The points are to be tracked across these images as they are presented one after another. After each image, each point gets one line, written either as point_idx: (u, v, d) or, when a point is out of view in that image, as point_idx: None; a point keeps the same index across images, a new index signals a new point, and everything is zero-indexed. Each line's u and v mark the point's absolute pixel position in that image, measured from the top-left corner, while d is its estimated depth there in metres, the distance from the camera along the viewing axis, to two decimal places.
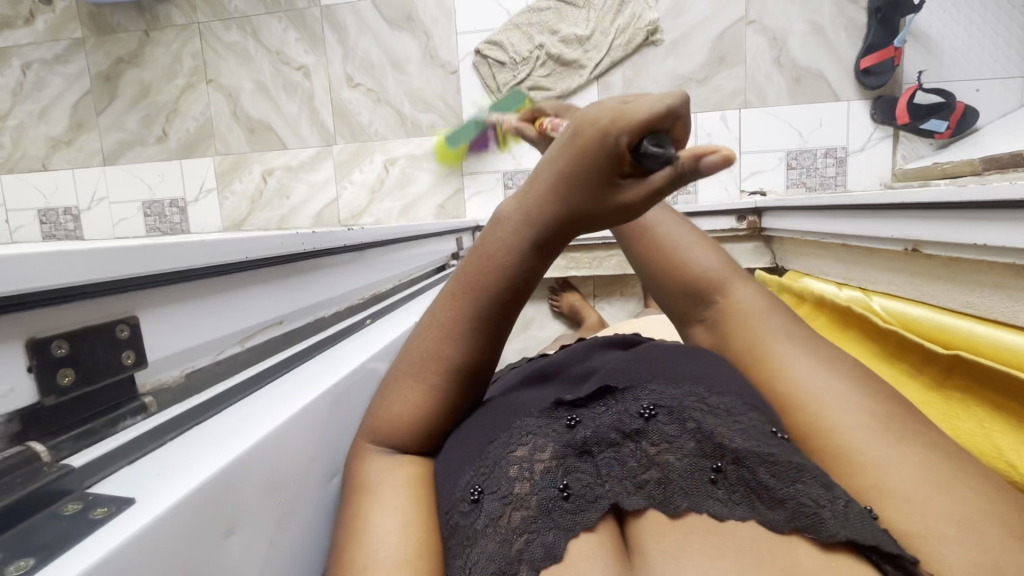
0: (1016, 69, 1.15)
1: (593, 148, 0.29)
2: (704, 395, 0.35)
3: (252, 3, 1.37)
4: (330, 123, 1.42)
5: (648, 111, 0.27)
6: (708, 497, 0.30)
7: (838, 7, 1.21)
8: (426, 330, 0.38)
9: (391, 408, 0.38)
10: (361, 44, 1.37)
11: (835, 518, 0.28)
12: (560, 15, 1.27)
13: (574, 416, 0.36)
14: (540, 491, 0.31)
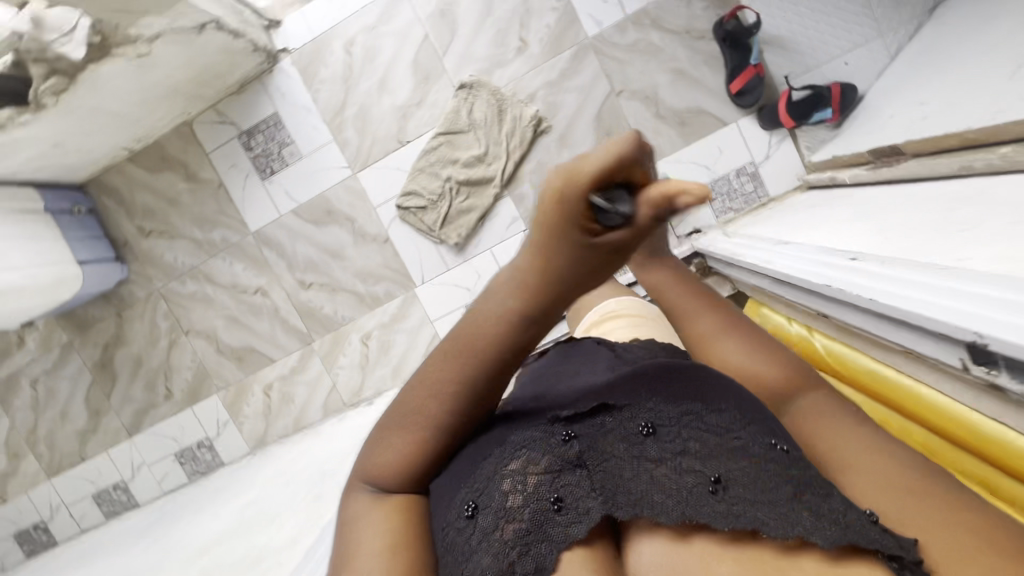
0: (870, 32, 1.27)
1: (566, 200, 0.39)
2: (701, 412, 0.48)
3: (195, 255, 1.55)
4: (302, 325, 1.55)
5: (604, 161, 0.37)
6: (706, 504, 0.43)
7: (688, 49, 1.32)
8: (420, 387, 0.49)
9: (381, 456, 0.50)
10: (300, 249, 1.52)
11: (812, 515, 0.41)
12: (453, 143, 1.40)
13: (569, 432, 0.49)
14: (533, 503, 0.45)
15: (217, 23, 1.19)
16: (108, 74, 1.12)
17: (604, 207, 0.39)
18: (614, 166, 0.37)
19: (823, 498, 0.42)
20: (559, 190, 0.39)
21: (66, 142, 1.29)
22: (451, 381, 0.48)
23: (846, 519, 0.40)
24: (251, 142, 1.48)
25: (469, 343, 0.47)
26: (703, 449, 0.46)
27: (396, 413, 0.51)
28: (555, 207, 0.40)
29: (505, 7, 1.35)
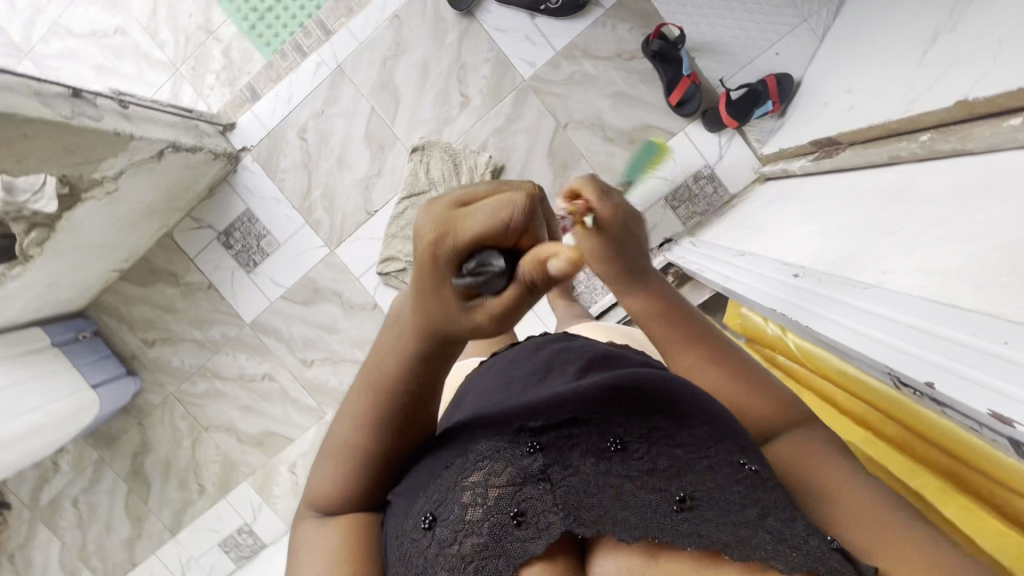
0: (793, 21, 1.31)
1: (437, 258, 0.38)
2: (669, 430, 0.49)
3: (200, 354, 1.62)
4: (312, 401, 1.60)
5: (481, 225, 0.36)
6: (670, 523, 0.44)
7: (622, 72, 1.37)
8: (349, 416, 0.53)
9: (321, 480, 0.56)
10: (296, 330, 1.57)
11: (771, 538, 0.42)
12: (419, 204, 1.44)
13: (535, 443, 0.49)
14: (493, 515, 0.46)
15: (173, 146, 1.24)
16: (83, 215, 1.21)
17: (477, 270, 0.37)
18: (500, 223, 0.36)
19: (785, 519, 0.43)
20: (438, 236, 0.37)
21: (60, 281, 1.37)
22: (372, 410, 0.51)
23: (807, 543, 0.42)
24: (230, 241, 1.54)
25: (382, 373, 0.49)
26: (670, 466, 0.47)
27: (343, 426, 0.53)
28: (431, 256, 0.38)
29: (440, 67, 1.41)
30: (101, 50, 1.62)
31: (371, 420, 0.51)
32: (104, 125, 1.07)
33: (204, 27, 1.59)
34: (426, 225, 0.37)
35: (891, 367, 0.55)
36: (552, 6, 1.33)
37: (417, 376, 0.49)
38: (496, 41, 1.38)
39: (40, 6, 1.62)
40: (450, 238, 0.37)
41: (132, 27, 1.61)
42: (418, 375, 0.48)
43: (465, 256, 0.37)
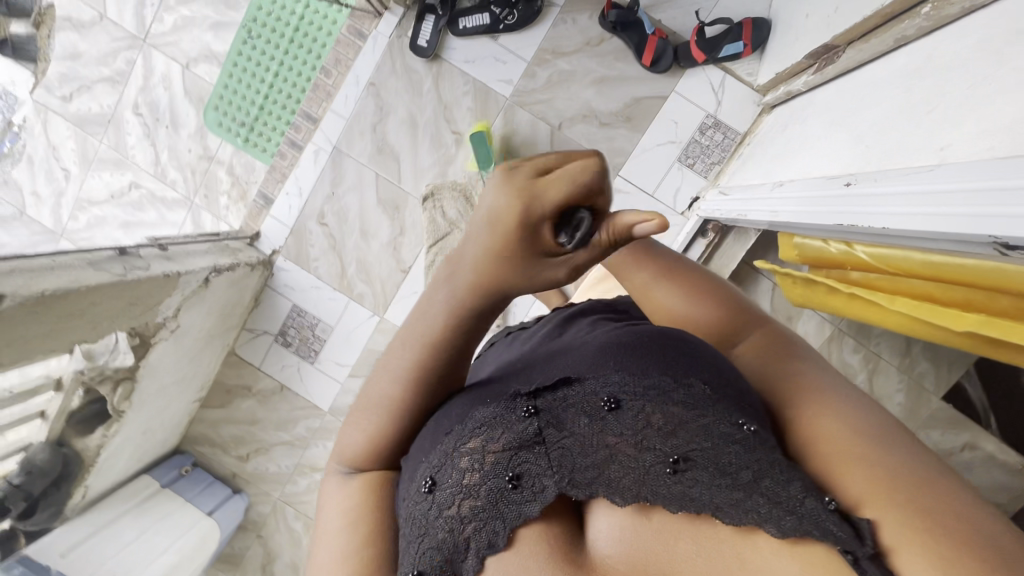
0: None
1: (523, 221, 0.44)
2: (667, 387, 0.49)
3: (293, 453, 1.67)
4: None
5: (566, 195, 0.42)
6: (658, 483, 0.46)
7: (597, 58, 1.38)
8: (383, 375, 0.57)
9: (346, 442, 0.60)
10: None
11: (766, 501, 0.43)
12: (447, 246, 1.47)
13: (531, 407, 0.51)
14: (490, 478, 0.50)
15: (214, 270, 1.31)
16: (156, 359, 1.28)
17: (564, 224, 0.44)
18: (583, 189, 0.42)
19: (781, 479, 0.44)
20: (524, 204, 0.43)
21: (153, 426, 1.46)
22: (410, 365, 0.55)
23: (802, 506, 0.42)
24: (287, 339, 1.60)
25: (434, 328, 0.53)
26: (666, 423, 0.48)
27: (366, 394, 0.59)
28: (521, 219, 0.44)
29: (426, 114, 1.45)
30: (123, 208, 1.74)
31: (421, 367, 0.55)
32: (153, 271, 1.13)
33: (205, 155, 1.69)
34: (516, 196, 0.43)
35: (993, 236, 0.51)
36: (510, 21, 1.36)
37: (462, 334, 0.54)
38: (469, 72, 1.42)
39: (60, 188, 1.76)
40: (538, 202, 0.43)
41: (142, 178, 1.72)
42: (460, 333, 0.54)
43: (549, 217, 0.44)
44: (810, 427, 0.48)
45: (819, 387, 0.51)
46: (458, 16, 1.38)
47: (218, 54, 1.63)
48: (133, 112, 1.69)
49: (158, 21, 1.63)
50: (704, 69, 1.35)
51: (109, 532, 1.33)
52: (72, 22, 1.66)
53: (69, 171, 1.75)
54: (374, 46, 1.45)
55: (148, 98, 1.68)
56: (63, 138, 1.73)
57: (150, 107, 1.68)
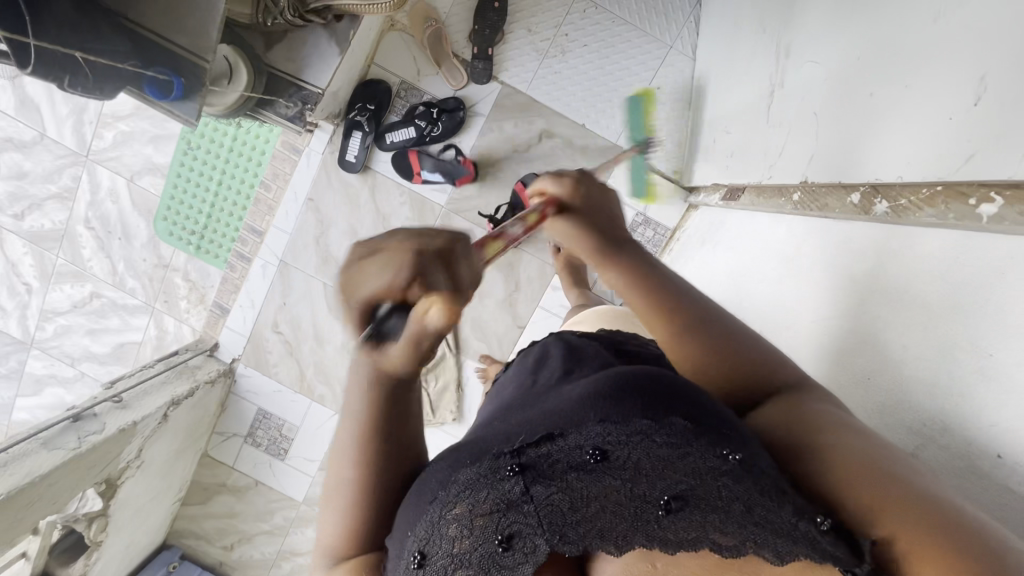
0: (659, 57, 1.34)
1: (348, 308, 0.42)
2: (648, 431, 0.42)
3: (275, 541, 1.74)
4: None
5: (374, 287, 0.40)
6: (656, 529, 0.40)
7: (527, 162, 1.41)
8: (339, 463, 0.47)
9: (326, 534, 0.47)
10: None
11: (760, 529, 0.38)
12: None
13: (514, 463, 0.42)
14: (479, 545, 0.41)
15: (172, 404, 1.38)
16: (125, 492, 1.35)
17: (377, 321, 0.43)
18: (390, 274, 0.40)
19: (773, 506, 0.38)
20: (347, 292, 0.42)
21: (135, 538, 1.53)
22: (359, 419, 0.46)
23: (795, 530, 0.38)
24: (256, 439, 1.68)
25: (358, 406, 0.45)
26: (655, 466, 0.41)
27: (335, 473, 0.47)
28: (344, 310, 0.42)
29: (365, 226, 1.50)
30: (87, 317, 1.77)
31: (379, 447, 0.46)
32: (107, 430, 1.18)
33: (160, 263, 1.71)
34: (341, 277, 0.42)
35: None
36: (436, 133, 1.39)
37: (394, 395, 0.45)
38: (403, 183, 1.46)
39: (23, 301, 1.78)
40: (356, 288, 0.41)
41: (102, 288, 1.75)
42: (391, 395, 0.45)
43: (368, 306, 0.41)
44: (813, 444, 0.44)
45: (829, 416, 0.46)
46: (384, 132, 1.41)
47: (161, 165, 1.65)
48: (86, 227, 1.72)
49: (98, 138, 1.65)
50: (631, 165, 1.38)
51: None
52: (14, 142, 1.66)
53: (31, 285, 1.77)
54: (309, 163, 1.48)
55: (98, 212, 1.71)
56: (20, 254, 1.75)
57: (101, 220, 1.71)
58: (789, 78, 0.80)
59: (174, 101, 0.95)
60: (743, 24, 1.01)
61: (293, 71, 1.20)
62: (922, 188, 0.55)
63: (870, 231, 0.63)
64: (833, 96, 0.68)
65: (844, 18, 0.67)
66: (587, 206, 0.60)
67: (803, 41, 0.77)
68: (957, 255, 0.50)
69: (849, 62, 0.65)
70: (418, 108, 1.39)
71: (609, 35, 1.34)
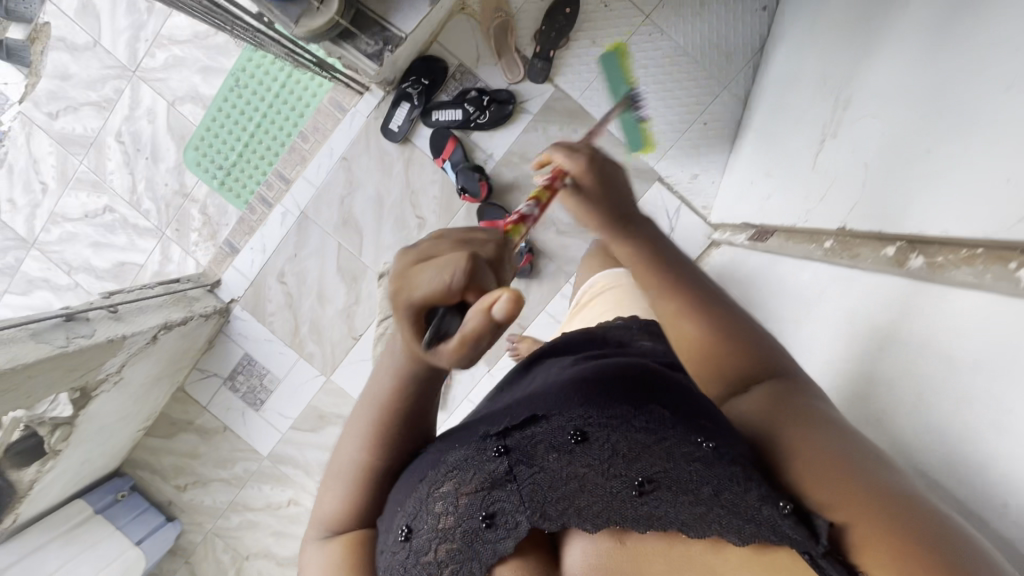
0: (713, 93, 1.37)
1: (397, 307, 0.41)
2: (627, 417, 0.48)
3: (229, 490, 1.71)
4: None
5: (429, 281, 0.39)
6: (632, 508, 0.45)
7: None
8: (349, 436, 0.57)
9: (324, 502, 0.57)
10: (310, 455, 1.66)
11: (725, 512, 0.41)
12: None
13: (500, 445, 0.49)
14: (466, 520, 0.48)
15: (164, 327, 1.35)
16: (97, 406, 1.31)
17: (433, 323, 0.42)
18: (449, 276, 0.39)
19: (740, 491, 0.42)
20: (397, 291, 0.40)
21: (92, 456, 1.49)
22: (375, 413, 0.55)
23: (759, 513, 0.40)
24: (235, 385, 1.65)
25: (382, 390, 0.54)
26: (631, 450, 0.46)
27: (336, 457, 0.58)
28: (395, 311, 0.41)
29: (392, 196, 1.51)
30: (95, 229, 1.76)
31: (390, 407, 0.54)
32: (97, 337, 1.16)
33: (181, 192, 1.71)
34: (392, 275, 0.41)
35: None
36: (481, 121, 1.41)
37: (414, 393, 0.53)
38: (434, 162, 1.47)
39: (36, 200, 1.76)
40: (412, 290, 0.40)
41: (118, 203, 1.74)
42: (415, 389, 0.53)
43: (424, 311, 0.41)
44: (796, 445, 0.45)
45: (818, 416, 0.47)
46: (431, 109, 1.43)
47: (204, 96, 1.66)
48: (115, 140, 1.72)
49: (150, 57, 1.66)
50: (663, 191, 1.42)
51: (35, 560, 1.33)
52: (66, 44, 1.67)
53: (48, 186, 1.76)
54: (351, 124, 1.50)
55: (131, 129, 1.71)
56: (44, 153, 1.74)
57: (132, 137, 1.72)
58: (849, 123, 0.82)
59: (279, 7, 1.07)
60: (802, 76, 1.04)
61: (382, 11, 1.19)
62: (962, 247, 0.56)
63: (896, 277, 0.64)
64: (895, 138, 0.69)
65: (916, 73, 0.68)
66: (601, 191, 0.63)
67: (868, 94, 0.78)
68: (990, 308, 0.50)
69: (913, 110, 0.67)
70: (470, 93, 1.41)
71: (670, 61, 1.36)
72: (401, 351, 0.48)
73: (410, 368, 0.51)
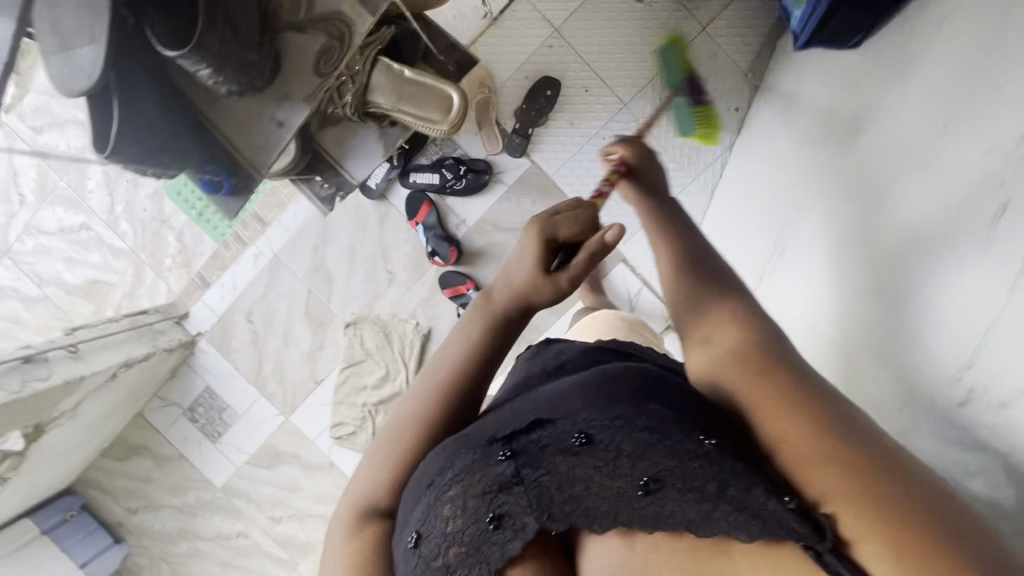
0: (681, 180, 1.42)
1: (539, 234, 0.62)
2: (630, 416, 0.50)
3: (179, 517, 1.72)
4: (284, 553, 1.68)
5: (567, 221, 0.63)
6: (639, 508, 0.47)
7: None
8: (400, 411, 0.62)
9: (358, 486, 0.60)
10: (263, 491, 1.68)
11: (731, 510, 0.44)
12: (359, 372, 1.56)
13: (503, 450, 0.52)
14: (473, 523, 0.49)
15: (125, 364, 1.37)
16: (51, 438, 1.33)
17: (559, 254, 0.64)
18: (575, 224, 0.63)
19: (744, 486, 0.44)
20: (540, 229, 0.62)
21: (42, 478, 1.50)
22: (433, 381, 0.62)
23: (764, 509, 0.43)
24: (195, 415, 1.67)
25: (453, 341, 0.64)
26: (635, 449, 0.48)
27: (380, 438, 0.62)
28: (534, 239, 0.62)
29: (365, 249, 1.54)
30: (70, 245, 1.72)
31: (456, 370, 0.62)
32: (54, 379, 1.19)
33: (158, 218, 1.73)
34: (530, 225, 0.63)
35: None
36: (456, 188, 1.45)
37: (485, 357, 0.63)
38: (408, 223, 1.51)
39: None
40: (552, 233, 0.63)
41: (94, 223, 1.71)
42: (474, 362, 0.62)
43: (555, 243, 0.63)
44: (779, 442, 0.46)
45: (797, 388, 0.47)
46: (409, 171, 1.46)
47: None
48: None
49: None
50: (626, 272, 1.47)
51: None
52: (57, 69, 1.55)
53: None
54: None
55: None
56: None
57: None
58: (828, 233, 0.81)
59: (224, 197, 0.91)
60: (754, 195, 1.10)
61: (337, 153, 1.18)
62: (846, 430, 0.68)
63: (885, 404, 0.65)
64: (877, 258, 0.68)
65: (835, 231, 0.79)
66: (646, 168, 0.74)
67: (802, 245, 0.89)
68: (976, 438, 0.51)
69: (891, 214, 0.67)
70: (448, 160, 1.45)
71: (644, 145, 1.41)
72: (504, 292, 0.63)
73: (495, 314, 0.63)
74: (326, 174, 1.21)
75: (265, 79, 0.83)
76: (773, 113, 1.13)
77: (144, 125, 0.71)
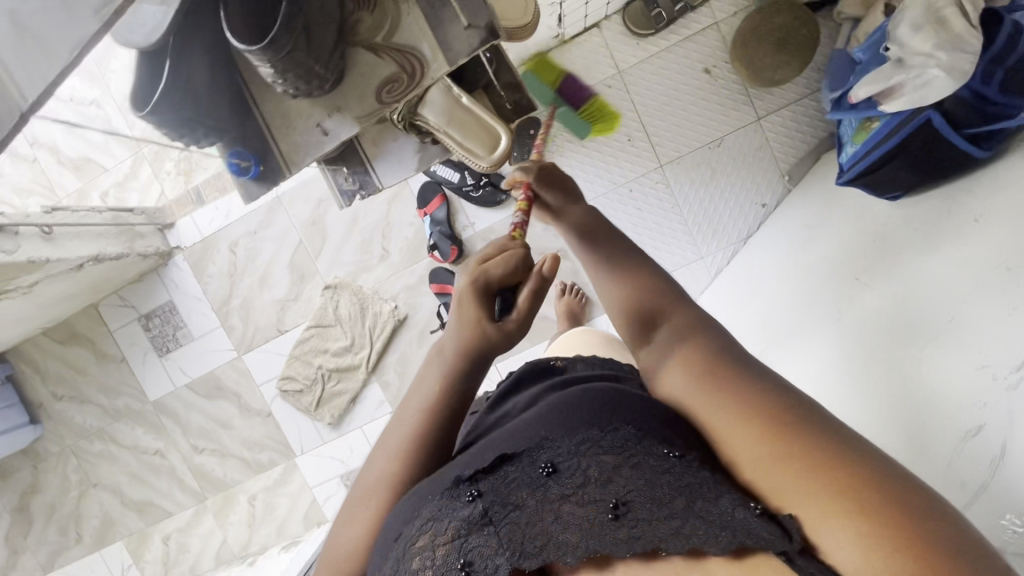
0: (694, 252, 1.42)
1: (474, 291, 0.61)
2: (596, 439, 0.49)
3: (102, 418, 1.69)
4: (196, 484, 1.66)
5: (500, 267, 0.61)
6: (612, 530, 0.45)
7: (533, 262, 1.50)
8: (367, 483, 0.59)
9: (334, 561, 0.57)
10: (193, 418, 1.65)
11: (700, 522, 0.42)
12: (323, 335, 1.55)
13: (471, 489, 0.50)
14: (441, 570, 0.47)
15: (93, 259, 1.34)
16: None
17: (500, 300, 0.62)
18: (509, 269, 0.62)
19: (711, 497, 0.44)
20: (474, 282, 0.61)
21: None
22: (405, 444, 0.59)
23: (732, 518, 0.42)
24: (148, 325, 1.64)
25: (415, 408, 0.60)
26: (601, 476, 0.47)
27: (349, 514, 0.59)
28: (470, 295, 0.61)
29: (368, 219, 1.53)
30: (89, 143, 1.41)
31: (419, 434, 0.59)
32: (17, 255, 1.16)
33: None
34: (464, 281, 0.62)
35: None
36: (472, 194, 1.44)
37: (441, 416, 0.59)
38: (416, 211, 1.50)
39: None
40: (484, 279, 0.61)
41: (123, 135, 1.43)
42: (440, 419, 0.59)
43: (491, 292, 0.61)
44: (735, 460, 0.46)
45: (738, 395, 0.47)
46: None
47: None
48: None
49: None
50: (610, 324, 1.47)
51: None
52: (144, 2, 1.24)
53: None
54: None
55: None
56: None
57: None
58: (804, 367, 0.82)
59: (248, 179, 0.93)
60: (752, 288, 1.11)
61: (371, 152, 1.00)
62: None
63: None
64: (849, 412, 0.71)
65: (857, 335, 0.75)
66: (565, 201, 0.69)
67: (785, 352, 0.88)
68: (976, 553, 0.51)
69: (879, 351, 0.69)
70: None
71: (669, 204, 1.41)
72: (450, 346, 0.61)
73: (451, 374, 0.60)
74: (351, 166, 1.03)
75: (325, 89, 0.84)
76: (796, 224, 1.13)
77: (182, 92, 0.75)
